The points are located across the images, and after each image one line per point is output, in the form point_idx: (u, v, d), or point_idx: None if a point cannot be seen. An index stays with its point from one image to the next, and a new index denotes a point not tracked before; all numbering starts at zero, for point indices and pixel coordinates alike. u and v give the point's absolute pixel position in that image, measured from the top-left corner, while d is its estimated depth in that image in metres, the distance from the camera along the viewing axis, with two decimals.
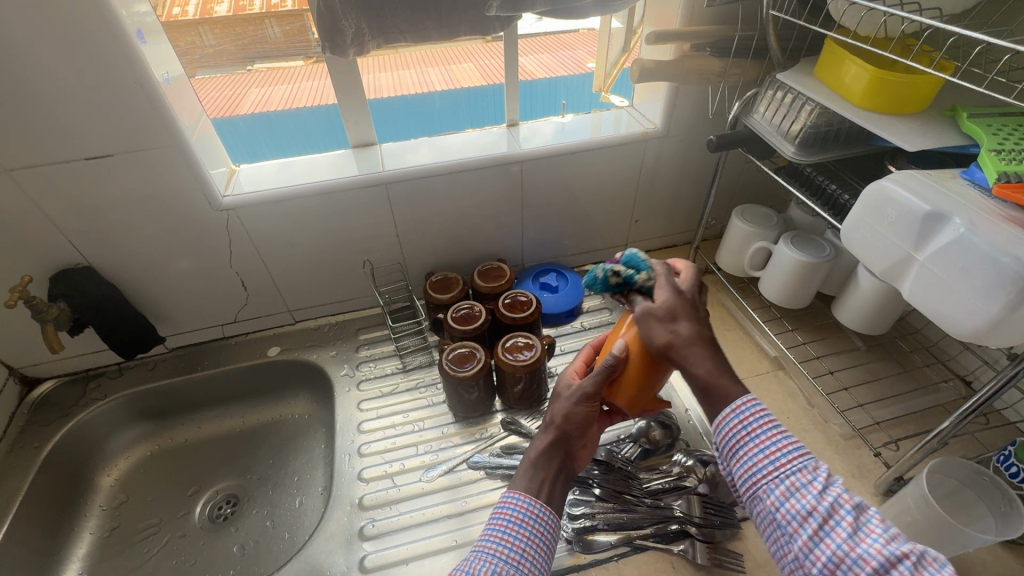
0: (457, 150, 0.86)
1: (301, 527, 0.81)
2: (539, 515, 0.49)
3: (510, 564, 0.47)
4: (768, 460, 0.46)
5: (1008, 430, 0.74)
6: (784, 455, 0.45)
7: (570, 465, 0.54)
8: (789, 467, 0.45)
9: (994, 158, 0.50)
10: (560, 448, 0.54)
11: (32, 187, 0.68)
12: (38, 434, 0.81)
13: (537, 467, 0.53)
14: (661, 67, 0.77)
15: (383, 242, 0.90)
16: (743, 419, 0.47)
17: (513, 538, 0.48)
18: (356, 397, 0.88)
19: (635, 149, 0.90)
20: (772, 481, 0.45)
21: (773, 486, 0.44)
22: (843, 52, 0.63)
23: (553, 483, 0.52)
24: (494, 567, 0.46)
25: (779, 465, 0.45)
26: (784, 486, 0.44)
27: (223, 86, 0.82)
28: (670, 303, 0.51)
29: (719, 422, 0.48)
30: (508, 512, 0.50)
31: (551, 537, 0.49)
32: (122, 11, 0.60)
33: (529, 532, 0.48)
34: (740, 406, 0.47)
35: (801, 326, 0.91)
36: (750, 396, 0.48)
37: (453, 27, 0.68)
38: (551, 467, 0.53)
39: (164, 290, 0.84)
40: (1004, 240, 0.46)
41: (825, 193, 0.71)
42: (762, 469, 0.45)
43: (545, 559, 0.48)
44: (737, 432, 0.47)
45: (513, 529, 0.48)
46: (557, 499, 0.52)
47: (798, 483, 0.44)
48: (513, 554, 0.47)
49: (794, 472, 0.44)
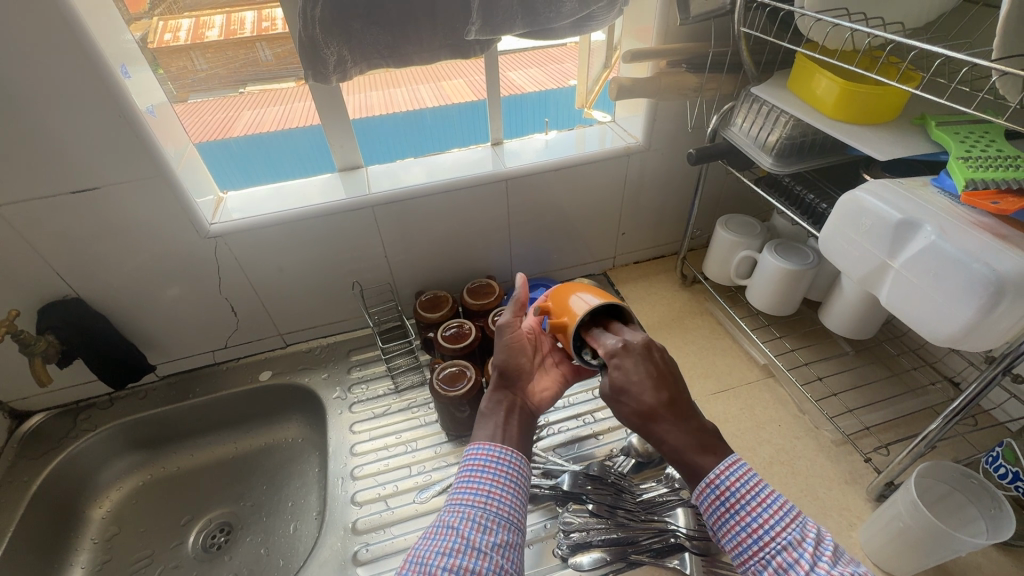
0: (449, 168, 0.88)
1: (296, 553, 0.80)
2: (499, 456, 0.52)
3: (479, 507, 0.49)
4: (752, 538, 0.47)
5: (997, 430, 0.74)
6: (767, 533, 0.46)
7: (521, 404, 0.59)
8: (774, 545, 0.45)
9: (963, 165, 0.51)
10: (504, 388, 0.59)
11: (19, 222, 0.68)
12: (28, 469, 0.81)
13: (488, 413, 0.57)
14: (637, 84, 0.79)
15: (372, 263, 0.90)
16: (721, 495, 0.48)
17: (478, 483, 0.50)
18: (348, 419, 0.88)
19: (619, 164, 0.91)
20: (760, 564, 0.46)
21: (761, 567, 0.46)
22: (813, 66, 0.65)
23: (504, 423, 0.56)
24: (463, 513, 0.48)
25: (764, 544, 0.46)
26: (772, 568, 0.45)
27: (215, 108, 0.82)
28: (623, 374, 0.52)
29: (696, 497, 0.49)
30: (472, 461, 0.52)
31: (517, 473, 0.52)
32: (104, 46, 0.61)
33: (494, 474, 0.51)
34: (715, 482, 0.48)
35: (788, 332, 0.92)
36: (723, 469, 0.48)
37: (433, 51, 0.69)
38: (500, 408, 0.58)
39: (154, 318, 0.84)
40: (974, 246, 0.47)
41: (803, 203, 0.72)
42: (748, 549, 0.47)
43: (514, 494, 0.51)
44: (716, 508, 0.48)
45: (477, 475, 0.51)
46: (513, 436, 0.55)
47: (784, 563, 0.44)
48: (480, 497, 0.50)
49: (779, 551, 0.45)
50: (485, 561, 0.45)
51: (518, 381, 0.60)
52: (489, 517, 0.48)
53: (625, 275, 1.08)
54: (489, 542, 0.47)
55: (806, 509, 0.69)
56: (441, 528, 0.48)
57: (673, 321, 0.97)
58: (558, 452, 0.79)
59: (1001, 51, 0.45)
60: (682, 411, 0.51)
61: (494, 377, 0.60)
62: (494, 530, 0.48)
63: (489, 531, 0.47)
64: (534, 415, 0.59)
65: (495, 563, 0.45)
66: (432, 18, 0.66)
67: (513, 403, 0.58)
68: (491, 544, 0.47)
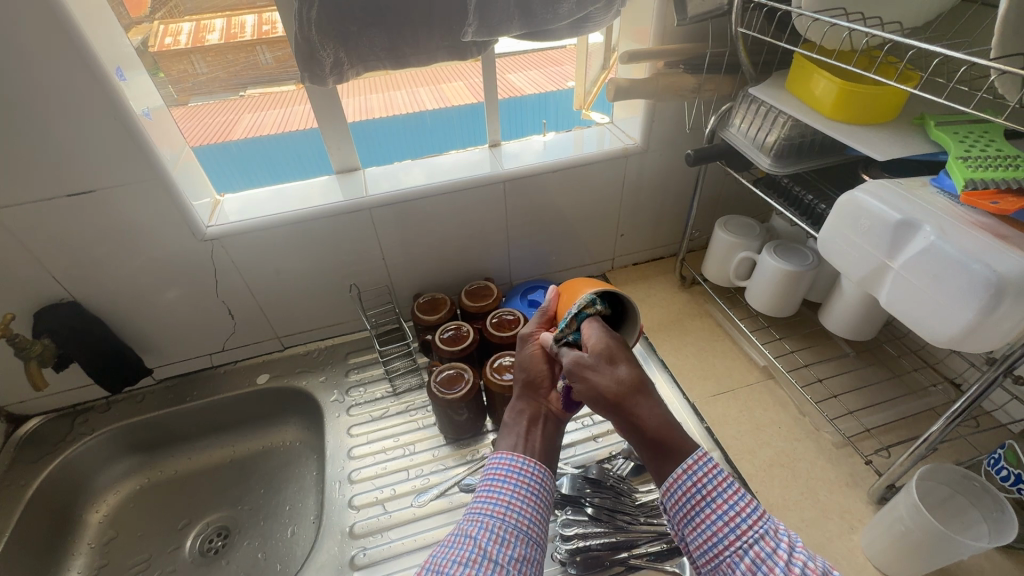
0: (446, 170, 0.87)
1: (294, 557, 0.80)
2: (522, 467, 0.53)
3: (497, 517, 0.49)
4: (729, 527, 0.47)
5: (999, 432, 0.73)
6: (745, 522, 0.46)
7: (545, 412, 0.58)
8: (751, 535, 0.46)
9: (962, 164, 0.51)
10: (528, 396, 0.59)
11: (14, 225, 0.68)
12: (24, 473, 0.80)
13: (511, 423, 0.58)
14: (635, 85, 0.78)
15: (369, 265, 0.90)
16: (699, 483, 0.49)
17: (498, 494, 0.51)
18: (345, 422, 0.87)
19: (617, 165, 0.91)
20: (737, 554, 0.46)
21: (738, 559, 0.46)
22: (811, 66, 0.65)
23: (528, 434, 0.56)
24: (482, 524, 0.48)
25: (741, 533, 0.46)
26: (749, 558, 0.45)
27: (218, 111, 0.85)
28: (600, 349, 0.54)
29: (674, 484, 0.50)
30: (494, 471, 0.53)
31: (540, 486, 0.52)
32: (100, 50, 0.60)
33: (515, 486, 0.51)
34: (692, 468, 0.49)
35: (788, 334, 0.91)
36: (702, 455, 0.50)
37: (430, 53, 0.69)
38: (523, 418, 0.58)
39: (151, 321, 0.84)
40: (974, 246, 0.47)
41: (802, 204, 0.72)
42: (724, 539, 0.47)
43: (534, 509, 0.51)
44: (693, 496, 0.49)
45: (498, 486, 0.51)
46: (537, 448, 0.55)
47: (762, 553, 0.45)
48: (499, 507, 0.50)
49: (757, 541, 0.45)
50: (501, 574, 0.45)
51: (541, 389, 0.59)
52: (507, 528, 0.48)
53: (624, 276, 1.08)
54: (506, 555, 0.46)
55: (807, 512, 0.69)
56: (459, 537, 0.48)
57: (672, 323, 0.97)
58: None
59: (1000, 50, 0.44)
60: (648, 389, 0.53)
61: (518, 385, 0.60)
62: (512, 543, 0.47)
63: (507, 544, 0.47)
64: (560, 422, 0.59)
65: None
66: (428, 20, 0.65)
67: (538, 413, 0.58)
68: (508, 558, 0.46)
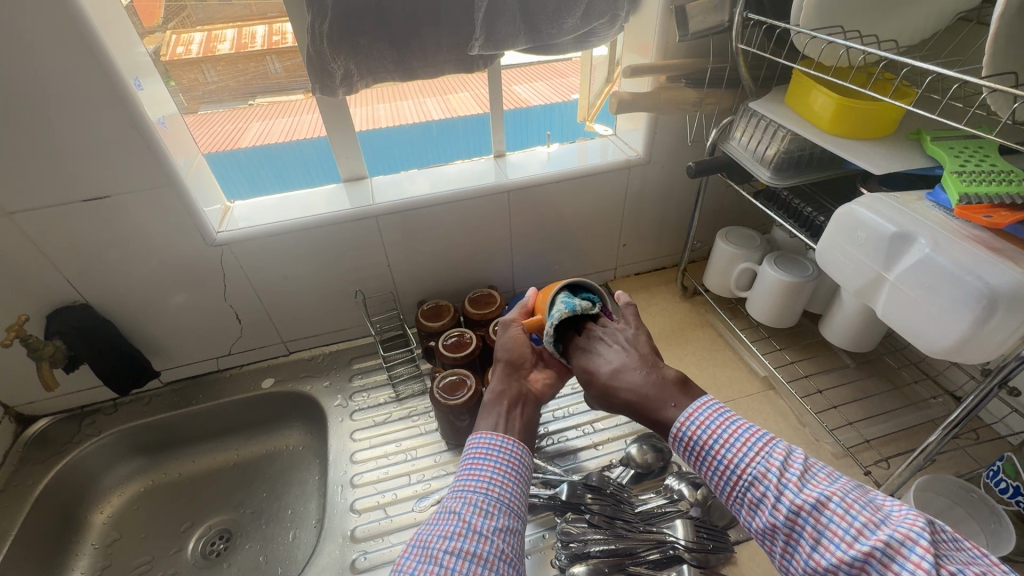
0: (454, 179, 0.89)
1: (294, 561, 0.80)
2: (502, 445, 0.53)
3: (480, 492, 0.49)
4: (724, 478, 0.48)
5: (998, 444, 0.74)
6: (735, 471, 0.47)
7: (523, 394, 0.59)
8: (743, 482, 0.46)
9: (956, 179, 0.52)
10: (507, 376, 0.60)
11: (32, 229, 0.70)
12: (32, 473, 0.81)
13: (492, 403, 0.57)
14: (636, 99, 0.80)
15: (376, 273, 0.92)
16: (688, 445, 0.50)
17: (480, 471, 0.50)
18: (348, 427, 0.88)
19: (620, 176, 0.92)
20: (736, 501, 0.47)
21: (739, 505, 0.47)
22: (810, 82, 0.66)
23: (507, 416, 0.56)
24: (466, 499, 0.48)
25: (735, 484, 0.47)
26: (745, 504, 0.46)
27: (225, 119, 0.83)
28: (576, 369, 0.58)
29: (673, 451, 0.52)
30: (475, 449, 0.52)
31: (518, 461, 0.52)
32: (119, 59, 0.63)
33: (496, 462, 0.51)
34: (678, 434, 0.51)
35: (788, 345, 0.92)
36: (683, 420, 0.50)
37: (438, 65, 0.70)
38: (504, 399, 0.58)
39: (159, 324, 0.86)
40: (965, 258, 0.48)
41: (802, 216, 0.73)
42: (725, 486, 0.48)
43: (516, 483, 0.51)
44: (689, 457, 0.50)
45: (479, 463, 0.51)
46: (516, 429, 0.55)
47: (755, 498, 0.45)
48: (481, 482, 0.49)
49: (749, 487, 0.46)
50: (486, 544, 0.45)
51: (520, 373, 0.61)
52: (490, 501, 0.48)
53: (626, 286, 1.09)
54: (490, 526, 0.46)
55: None
56: (444, 513, 0.48)
57: (672, 333, 0.97)
58: (557, 463, 0.79)
59: (989, 69, 0.46)
60: (623, 371, 0.55)
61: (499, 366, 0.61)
62: (496, 515, 0.47)
63: (491, 516, 0.47)
64: (535, 402, 0.60)
65: (496, 547, 0.45)
66: (438, 35, 0.67)
67: (518, 393, 0.59)
68: (492, 528, 0.46)
